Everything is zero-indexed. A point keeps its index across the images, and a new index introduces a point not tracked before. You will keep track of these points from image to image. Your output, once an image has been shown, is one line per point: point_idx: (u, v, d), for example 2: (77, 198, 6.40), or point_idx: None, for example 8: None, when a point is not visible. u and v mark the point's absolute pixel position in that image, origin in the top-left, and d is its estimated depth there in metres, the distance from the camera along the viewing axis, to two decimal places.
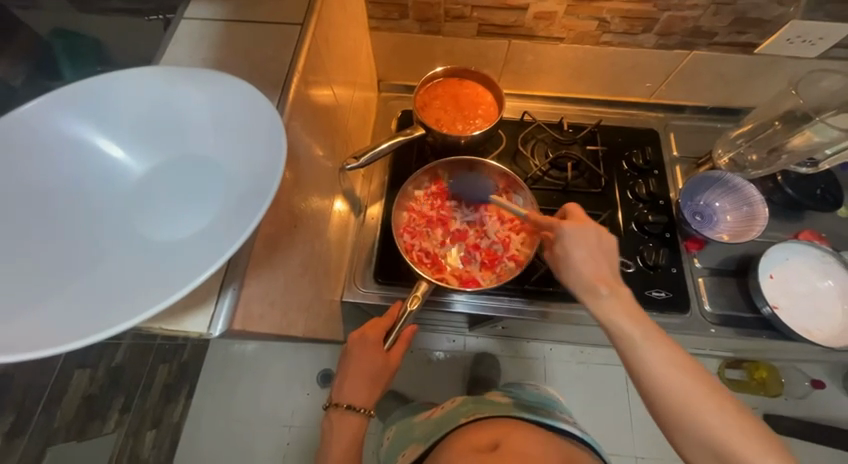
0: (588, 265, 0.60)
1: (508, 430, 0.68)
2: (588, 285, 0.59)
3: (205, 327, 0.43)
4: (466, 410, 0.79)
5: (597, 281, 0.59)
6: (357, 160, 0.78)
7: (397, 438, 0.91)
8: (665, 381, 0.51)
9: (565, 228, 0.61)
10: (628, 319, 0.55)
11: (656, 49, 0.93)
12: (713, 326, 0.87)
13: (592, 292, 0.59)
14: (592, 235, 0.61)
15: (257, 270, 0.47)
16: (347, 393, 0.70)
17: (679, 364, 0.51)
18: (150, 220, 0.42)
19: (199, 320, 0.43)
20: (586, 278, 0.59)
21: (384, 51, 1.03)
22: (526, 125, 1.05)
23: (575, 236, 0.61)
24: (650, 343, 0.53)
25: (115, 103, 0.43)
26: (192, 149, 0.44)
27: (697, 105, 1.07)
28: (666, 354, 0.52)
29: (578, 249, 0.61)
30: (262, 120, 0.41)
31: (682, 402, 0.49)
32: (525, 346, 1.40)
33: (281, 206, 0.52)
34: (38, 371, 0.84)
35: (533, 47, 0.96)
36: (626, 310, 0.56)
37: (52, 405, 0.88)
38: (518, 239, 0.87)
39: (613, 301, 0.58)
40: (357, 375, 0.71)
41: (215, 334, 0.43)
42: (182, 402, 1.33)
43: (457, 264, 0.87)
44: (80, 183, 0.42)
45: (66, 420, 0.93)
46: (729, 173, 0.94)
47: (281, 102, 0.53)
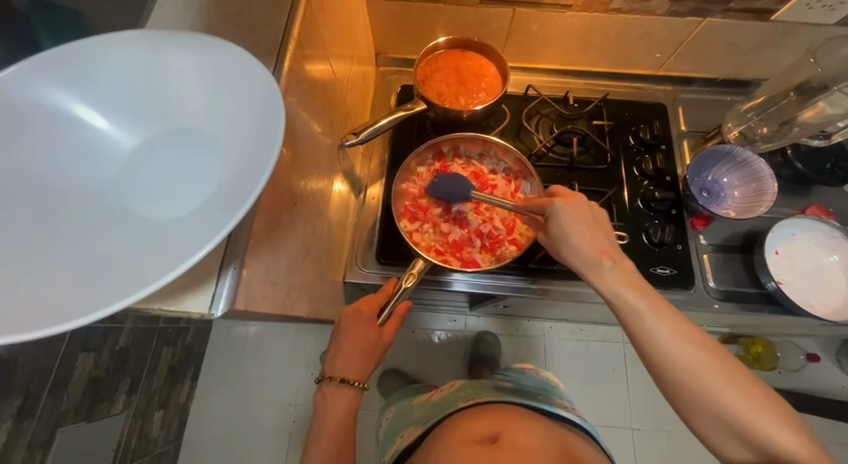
0: (583, 236, 0.59)
1: (508, 420, 0.69)
2: (591, 260, 0.58)
3: (206, 308, 0.41)
4: (465, 394, 0.80)
5: (599, 255, 0.57)
6: (356, 136, 0.76)
7: (396, 420, 0.92)
8: (674, 357, 0.50)
9: (557, 206, 0.61)
10: (631, 290, 0.54)
11: (668, 16, 0.89)
12: (716, 302, 0.87)
13: (593, 264, 0.58)
14: (584, 210, 0.61)
15: (258, 249, 0.46)
16: (340, 367, 0.70)
17: (683, 330, 0.51)
18: (144, 196, 0.40)
19: (200, 300, 0.41)
20: (588, 253, 0.58)
21: (381, 22, 0.98)
22: (530, 99, 1.02)
23: (567, 213, 0.60)
24: (657, 317, 0.52)
25: (100, 71, 0.40)
26: (184, 121, 0.42)
27: (706, 78, 1.03)
28: (669, 323, 0.52)
29: (571, 224, 0.60)
30: (258, 89, 0.39)
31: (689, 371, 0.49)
32: (525, 324, 1.41)
33: (280, 182, 0.50)
34: (42, 355, 0.84)
35: (539, 16, 0.92)
36: (627, 279, 0.55)
37: (58, 387, 0.89)
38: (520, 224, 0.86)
39: (617, 273, 0.56)
40: (351, 350, 0.70)
41: (217, 314, 0.42)
42: (188, 384, 1.34)
43: (458, 245, 0.85)
44: (65, 158, 0.40)
45: (74, 403, 0.94)
46: (739, 147, 0.92)
47: (277, 71, 0.51)
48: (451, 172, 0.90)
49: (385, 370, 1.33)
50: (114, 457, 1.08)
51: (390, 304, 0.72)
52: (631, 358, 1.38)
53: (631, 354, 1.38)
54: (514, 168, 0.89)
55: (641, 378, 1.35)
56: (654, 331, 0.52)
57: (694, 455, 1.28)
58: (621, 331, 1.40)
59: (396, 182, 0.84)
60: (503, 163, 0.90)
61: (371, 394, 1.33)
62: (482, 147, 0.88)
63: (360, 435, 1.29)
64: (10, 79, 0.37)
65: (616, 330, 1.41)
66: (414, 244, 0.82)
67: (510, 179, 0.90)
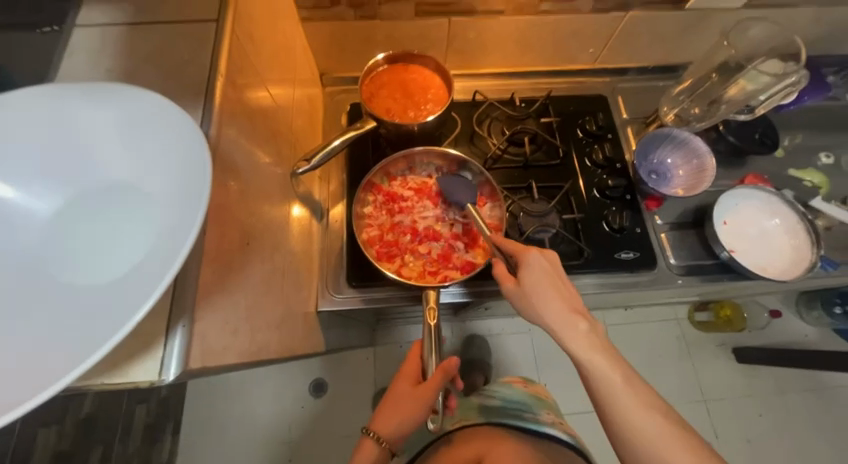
0: (554, 299, 0.59)
1: (491, 444, 0.71)
2: (567, 319, 0.58)
3: (156, 373, 0.37)
4: (454, 416, 0.80)
5: (573, 313, 0.59)
6: (308, 162, 0.75)
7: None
8: (636, 423, 0.54)
9: (532, 259, 0.62)
10: (602, 363, 0.56)
11: (594, 13, 0.94)
12: (680, 278, 0.90)
13: (560, 329, 0.58)
14: (551, 266, 0.62)
15: (209, 298, 0.42)
16: (380, 422, 0.67)
17: (645, 407, 0.54)
18: (70, 264, 0.37)
19: (148, 366, 0.37)
20: (564, 314, 0.59)
21: (322, 43, 0.98)
22: (479, 104, 1.04)
23: (538, 269, 0.61)
24: (627, 388, 0.55)
25: (2, 139, 0.37)
26: (109, 177, 0.39)
27: (639, 66, 1.09)
28: (636, 402, 0.54)
29: (542, 279, 0.61)
30: (180, 133, 0.37)
31: (637, 443, 0.53)
32: (510, 322, 1.42)
33: (227, 223, 0.47)
34: None
35: (475, 24, 0.95)
36: (598, 349, 0.57)
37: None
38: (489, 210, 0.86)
39: (592, 334, 0.58)
40: (395, 404, 0.67)
41: (170, 379, 0.38)
42: (167, 438, 1.22)
43: (446, 257, 0.85)
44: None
45: None
46: (659, 130, 0.98)
47: (207, 109, 0.49)
48: (397, 198, 0.89)
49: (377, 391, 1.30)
50: None
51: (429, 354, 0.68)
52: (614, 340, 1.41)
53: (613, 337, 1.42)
54: (444, 164, 0.90)
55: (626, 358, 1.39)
56: (623, 402, 0.54)
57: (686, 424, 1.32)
58: (602, 315, 1.44)
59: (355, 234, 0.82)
60: (432, 165, 0.90)
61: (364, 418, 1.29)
62: (406, 162, 0.89)
63: None
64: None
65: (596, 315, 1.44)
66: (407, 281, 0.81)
67: (449, 173, 0.91)
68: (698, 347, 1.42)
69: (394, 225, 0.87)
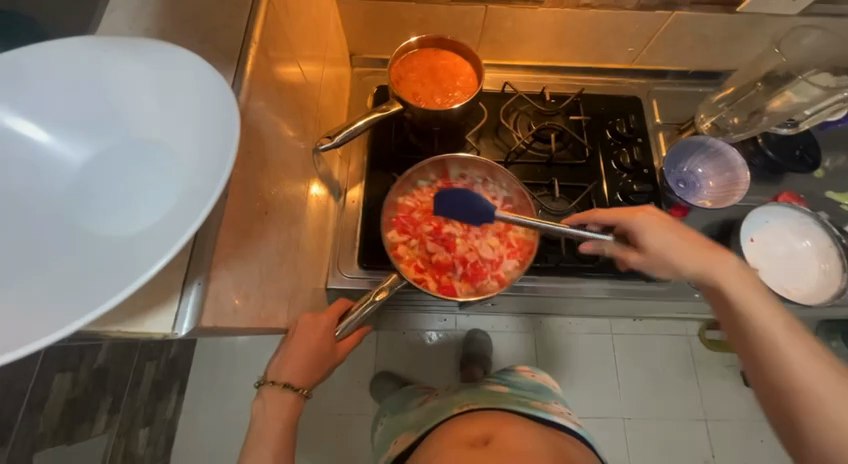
0: (686, 245, 0.59)
1: (500, 424, 0.68)
2: (700, 264, 0.58)
3: (170, 327, 0.38)
4: (460, 400, 0.79)
5: (705, 257, 0.58)
6: (331, 139, 0.75)
7: (392, 424, 0.90)
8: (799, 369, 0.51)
9: (641, 218, 0.62)
10: (754, 299, 0.55)
11: (637, 10, 0.90)
12: (696, 292, 0.88)
13: (707, 270, 0.58)
14: (666, 220, 0.62)
15: (225, 261, 0.43)
16: (286, 373, 0.65)
17: (808, 346, 0.52)
18: (99, 214, 0.38)
19: (162, 319, 0.38)
20: (692, 259, 0.59)
21: (355, 22, 0.97)
22: (507, 96, 1.02)
23: (657, 226, 0.61)
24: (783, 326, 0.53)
25: (41, 85, 0.38)
26: (140, 133, 0.40)
27: (679, 70, 1.05)
28: (796, 339, 0.52)
29: (663, 234, 0.61)
30: (213, 97, 0.37)
31: (811, 389, 0.49)
32: (515, 321, 1.41)
33: (248, 189, 0.47)
34: (16, 377, 0.82)
35: (512, 13, 0.92)
36: (746, 282, 0.57)
37: (35, 409, 0.86)
38: (507, 263, 0.84)
39: (730, 269, 0.57)
40: (304, 358, 0.66)
41: (182, 334, 0.39)
42: (173, 398, 1.27)
43: (439, 268, 0.84)
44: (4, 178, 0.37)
45: (52, 425, 0.91)
46: (712, 137, 0.94)
47: (238, 77, 0.49)
48: None
49: (378, 373, 1.31)
50: None
51: (352, 318, 0.71)
52: (619, 349, 1.38)
53: (619, 345, 1.39)
54: (514, 199, 0.86)
55: (631, 367, 1.37)
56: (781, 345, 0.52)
57: (683, 440, 1.30)
58: (609, 323, 1.41)
59: (391, 192, 0.83)
60: (504, 192, 0.87)
61: (362, 399, 1.31)
62: (487, 174, 0.87)
63: (354, 441, 1.27)
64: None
65: (603, 322, 1.41)
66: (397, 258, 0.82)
67: (508, 211, 0.87)
68: (706, 366, 1.37)
69: (426, 212, 0.87)
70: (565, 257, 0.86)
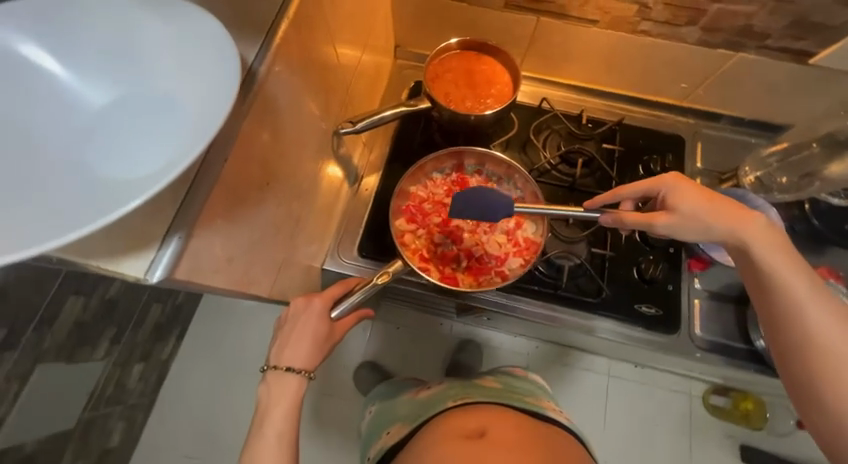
0: (715, 203, 0.57)
1: (496, 418, 0.68)
2: (729, 226, 0.57)
3: (142, 272, 0.39)
4: (455, 393, 0.77)
5: (734, 218, 0.57)
6: (353, 125, 0.75)
7: (381, 411, 0.89)
8: (813, 329, 0.51)
9: (672, 183, 0.60)
10: (784, 261, 0.54)
11: (698, 45, 0.85)
12: (699, 351, 0.82)
13: (735, 230, 0.56)
14: (697, 185, 0.59)
15: (211, 221, 0.43)
16: (287, 355, 0.63)
17: (828, 305, 0.52)
18: (100, 153, 0.39)
19: (137, 263, 0.39)
20: (722, 221, 0.57)
21: (405, 14, 0.97)
22: (542, 113, 0.99)
23: (685, 189, 0.59)
24: (807, 290, 0.53)
25: (70, 25, 0.40)
26: (153, 84, 0.41)
27: (733, 116, 0.98)
28: (817, 297, 0.52)
29: (694, 201, 0.58)
30: (225, 62, 0.38)
31: (822, 345, 0.51)
32: (513, 340, 1.33)
33: (251, 158, 0.48)
34: (33, 292, 0.85)
35: (563, 28, 0.89)
36: (773, 244, 0.55)
37: (45, 324, 0.89)
38: (513, 261, 0.81)
39: (759, 230, 0.56)
40: (304, 336, 0.64)
41: (153, 281, 0.39)
42: (172, 342, 1.29)
43: (444, 258, 0.82)
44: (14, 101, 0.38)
45: (57, 342, 0.93)
46: (752, 194, 0.88)
47: (264, 46, 0.49)
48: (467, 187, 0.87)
49: (363, 362, 1.27)
50: (88, 401, 1.05)
51: (350, 298, 0.66)
52: (612, 394, 1.28)
53: (613, 389, 1.29)
54: (527, 200, 0.84)
55: (624, 415, 1.27)
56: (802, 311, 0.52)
57: None
58: (607, 364, 1.31)
59: (404, 179, 0.82)
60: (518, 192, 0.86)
61: (343, 383, 1.27)
62: (505, 172, 0.85)
63: (322, 426, 1.23)
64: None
65: (602, 360, 1.31)
66: (401, 245, 0.80)
67: (519, 212, 0.85)
68: (704, 432, 1.25)
69: (438, 202, 0.86)
70: (563, 286, 0.82)
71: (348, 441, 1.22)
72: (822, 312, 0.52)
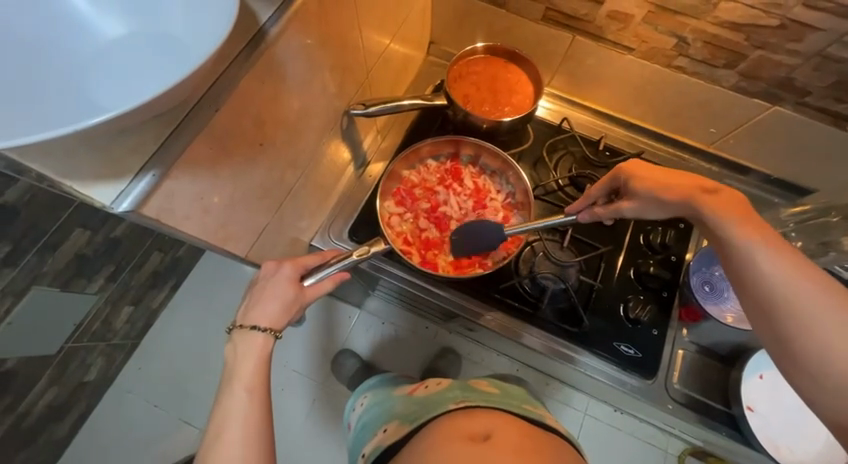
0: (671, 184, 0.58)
1: (501, 421, 0.66)
2: (683, 198, 0.57)
3: (109, 200, 0.40)
4: (454, 396, 0.74)
5: (686, 189, 0.57)
6: (364, 108, 0.75)
7: (377, 406, 0.87)
8: (780, 294, 0.47)
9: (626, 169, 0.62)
10: (738, 222, 0.52)
11: (733, 91, 0.82)
12: (672, 403, 0.79)
13: (692, 202, 0.56)
14: (647, 166, 0.61)
15: (189, 167, 0.44)
16: (254, 314, 0.62)
17: (795, 264, 0.48)
18: (93, 78, 0.40)
19: (106, 191, 0.40)
20: (675, 193, 0.57)
21: (442, 11, 0.97)
22: (561, 133, 0.97)
23: (640, 172, 0.60)
24: (768, 251, 0.49)
25: None
26: (159, 23, 0.42)
27: (760, 171, 0.93)
28: (781, 261, 0.48)
29: (646, 179, 0.60)
30: (227, 11, 0.38)
31: (795, 312, 0.46)
32: (493, 358, 1.30)
33: (246, 115, 0.49)
34: (43, 218, 0.87)
35: (596, 50, 0.87)
36: (728, 211, 0.53)
37: (48, 250, 0.91)
38: (497, 252, 0.79)
39: (713, 199, 0.55)
40: (271, 298, 0.62)
41: (118, 212, 0.40)
42: (166, 291, 1.30)
43: (427, 244, 0.81)
44: (24, 15, 0.39)
45: (56, 269, 0.94)
46: None
47: (283, 8, 0.50)
48: (460, 177, 0.87)
49: (343, 349, 1.26)
50: (73, 332, 1.06)
51: (325, 269, 0.65)
52: (585, 433, 1.23)
53: (587, 428, 1.24)
54: (517, 195, 0.85)
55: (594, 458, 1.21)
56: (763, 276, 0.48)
57: None
58: (586, 401, 1.26)
59: (397, 161, 0.82)
60: (509, 187, 0.86)
61: (320, 365, 1.27)
62: (499, 166, 0.85)
63: (286, 404, 1.23)
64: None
65: (583, 398, 1.26)
66: (387, 227, 0.80)
67: (508, 206, 0.86)
68: None
69: (428, 187, 0.86)
70: (543, 308, 0.80)
71: (310, 423, 1.21)
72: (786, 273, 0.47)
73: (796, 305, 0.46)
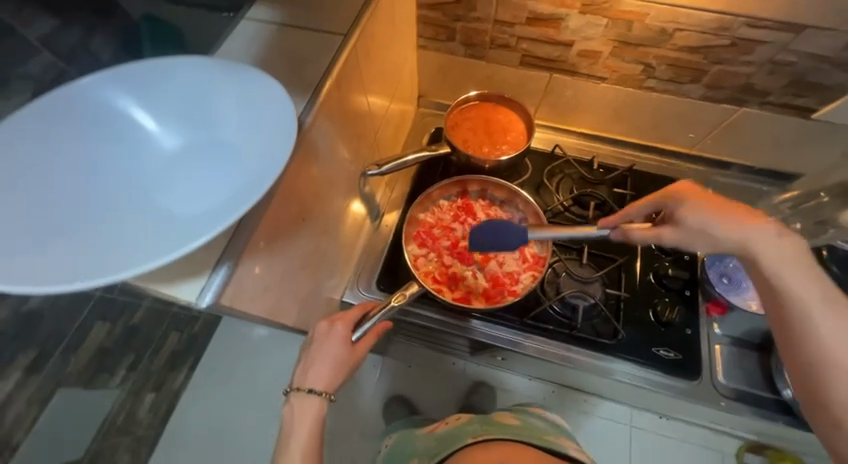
0: (730, 215, 0.53)
1: (518, 453, 0.67)
2: (741, 240, 0.52)
3: (194, 296, 0.45)
4: (475, 430, 0.75)
5: (751, 229, 0.52)
6: (379, 167, 0.81)
7: (397, 448, 0.87)
8: (835, 353, 0.47)
9: (681, 193, 0.57)
10: (797, 272, 0.50)
11: (702, 101, 0.91)
12: (724, 400, 0.80)
13: (747, 245, 0.52)
14: (708, 198, 0.55)
15: (256, 254, 0.50)
16: (312, 376, 0.63)
17: None
18: (169, 191, 0.47)
19: (191, 289, 0.45)
20: (734, 238, 0.52)
21: (427, 69, 1.08)
22: (555, 158, 1.04)
23: (696, 198, 0.56)
24: (828, 308, 0.48)
25: (156, 86, 0.49)
26: (218, 134, 0.49)
27: (744, 164, 1.01)
28: (840, 318, 0.47)
29: (709, 218, 0.54)
30: (282, 117, 0.45)
31: (843, 374, 0.46)
32: (526, 383, 1.29)
33: (292, 197, 0.55)
34: (65, 314, 0.79)
35: (574, 83, 0.97)
36: (791, 258, 0.50)
37: (69, 350, 0.86)
38: (525, 276, 0.84)
39: (776, 243, 0.51)
40: (326, 360, 0.64)
41: (202, 305, 0.45)
42: (184, 373, 1.28)
43: (456, 279, 0.85)
44: (111, 150, 0.47)
45: (79, 367, 0.90)
46: None
47: (311, 101, 0.57)
48: (472, 211, 0.92)
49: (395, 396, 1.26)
50: (100, 425, 1.06)
51: (368, 322, 0.67)
52: (635, 446, 1.21)
53: (637, 441, 1.21)
54: (530, 219, 0.90)
55: None
56: (821, 335, 0.47)
57: None
58: (629, 413, 1.24)
59: (413, 207, 0.88)
60: (520, 213, 0.91)
61: (355, 420, 1.25)
62: (506, 196, 0.91)
63: None
64: (86, 84, 0.46)
65: (624, 410, 1.25)
66: (415, 268, 0.84)
67: None
68: None
69: (445, 226, 0.91)
70: (579, 327, 0.82)
71: None
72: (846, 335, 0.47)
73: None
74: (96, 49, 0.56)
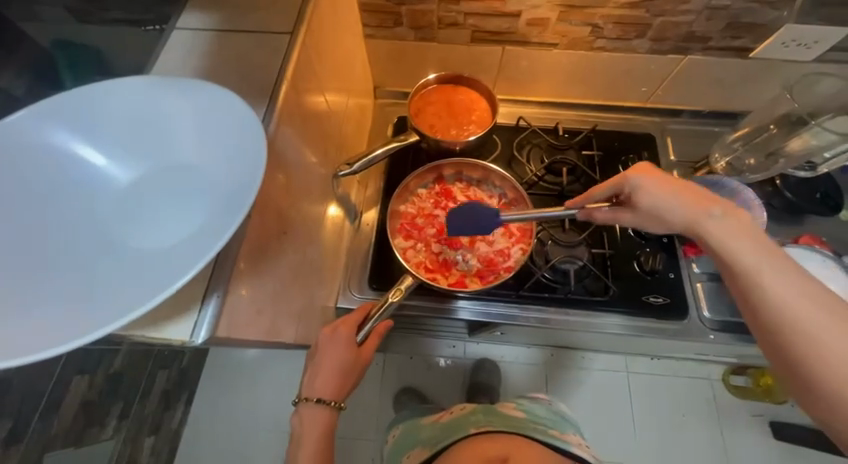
0: (679, 195, 0.57)
1: (518, 447, 0.69)
2: (689, 215, 0.56)
3: (188, 335, 0.43)
4: (477, 421, 0.77)
5: (696, 206, 0.55)
6: (350, 167, 0.78)
7: (402, 439, 0.87)
8: (789, 310, 0.47)
9: (637, 177, 0.59)
10: (744, 243, 0.52)
11: (650, 54, 0.94)
12: (711, 332, 0.86)
13: (693, 222, 0.55)
14: (665, 179, 0.59)
15: (243, 277, 0.47)
16: (320, 385, 0.62)
17: (802, 283, 0.48)
18: (134, 227, 0.43)
19: (182, 327, 0.43)
20: (681, 215, 0.56)
21: (380, 59, 1.05)
22: (521, 130, 1.06)
23: (652, 181, 0.59)
24: (779, 271, 0.49)
25: (97, 116, 0.45)
26: (176, 157, 0.45)
27: (694, 109, 1.06)
28: (790, 278, 0.48)
29: (660, 196, 0.58)
30: (246, 130, 0.43)
31: (804, 330, 0.46)
32: (525, 353, 1.33)
33: (269, 212, 0.52)
34: (35, 376, 0.73)
35: (528, 54, 0.98)
36: (737, 232, 0.53)
37: (50, 411, 0.80)
38: (515, 250, 0.85)
39: (722, 220, 0.54)
40: (333, 368, 0.63)
41: (198, 342, 0.43)
42: (181, 409, 1.23)
43: (448, 265, 0.85)
44: (61, 195, 0.43)
45: (64, 427, 0.85)
46: (727, 178, 0.96)
47: (270, 109, 0.54)
48: (452, 195, 0.92)
49: (404, 388, 1.26)
50: None
51: (370, 324, 0.66)
52: (634, 390, 1.28)
53: (634, 384, 1.28)
54: (509, 194, 0.91)
55: (650, 411, 1.26)
56: (774, 295, 0.48)
57: None
58: (624, 361, 1.31)
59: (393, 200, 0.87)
60: (499, 189, 0.92)
61: (365, 422, 1.24)
62: (482, 174, 0.92)
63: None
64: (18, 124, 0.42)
65: (619, 359, 1.31)
66: (406, 261, 0.83)
67: (505, 205, 0.91)
68: (732, 414, 1.24)
69: (429, 214, 0.90)
70: (572, 289, 0.85)
71: None
72: (799, 296, 0.47)
73: (810, 332, 0.46)
74: (3, 82, 0.51)
